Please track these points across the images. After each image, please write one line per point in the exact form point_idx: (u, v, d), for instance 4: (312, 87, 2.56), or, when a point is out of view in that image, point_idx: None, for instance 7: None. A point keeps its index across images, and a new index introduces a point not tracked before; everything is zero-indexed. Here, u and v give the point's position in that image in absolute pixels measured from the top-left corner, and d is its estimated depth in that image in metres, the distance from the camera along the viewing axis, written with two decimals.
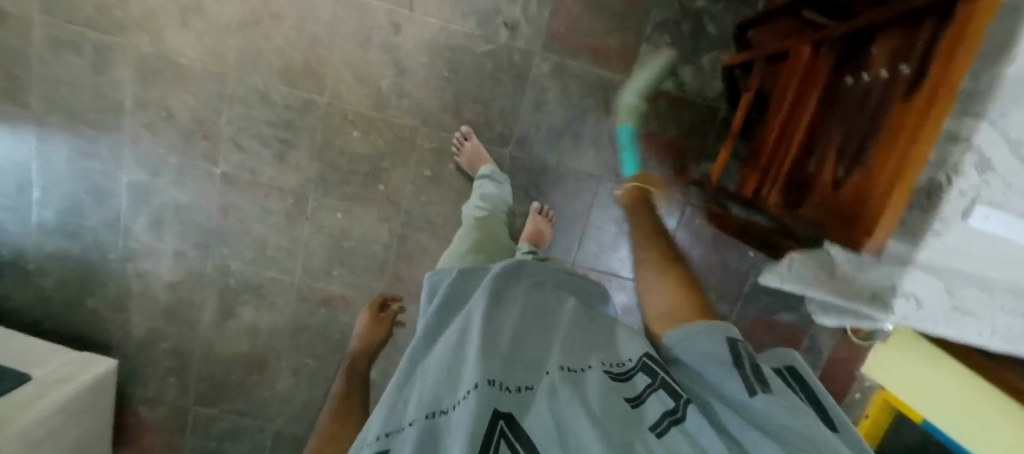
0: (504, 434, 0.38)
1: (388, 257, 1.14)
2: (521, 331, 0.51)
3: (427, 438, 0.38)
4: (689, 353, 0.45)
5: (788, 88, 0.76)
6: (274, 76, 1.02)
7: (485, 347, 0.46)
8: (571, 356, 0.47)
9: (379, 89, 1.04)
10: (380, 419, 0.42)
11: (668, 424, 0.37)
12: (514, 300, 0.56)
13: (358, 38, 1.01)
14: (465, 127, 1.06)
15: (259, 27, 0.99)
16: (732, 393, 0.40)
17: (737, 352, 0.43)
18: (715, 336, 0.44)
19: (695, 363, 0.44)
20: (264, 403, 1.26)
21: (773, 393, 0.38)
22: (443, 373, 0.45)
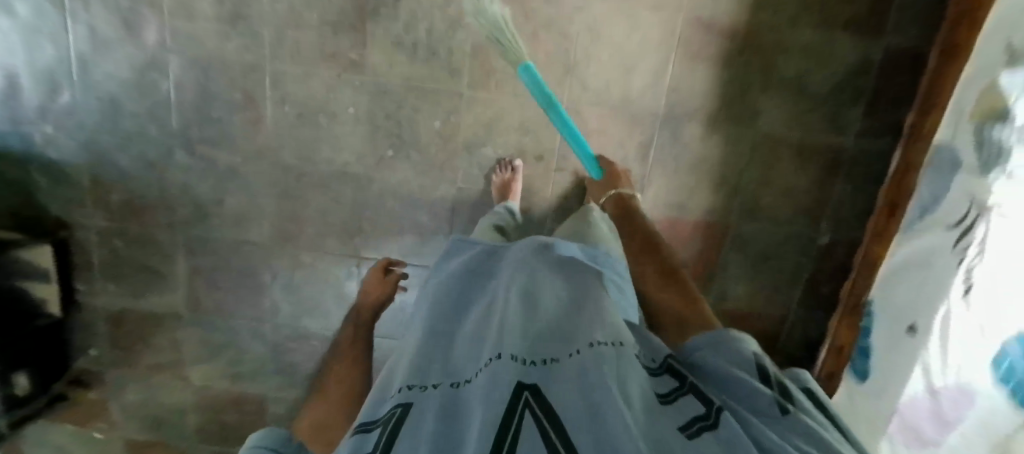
0: (529, 407, 0.29)
1: (317, 164, 1.08)
2: (555, 298, 0.44)
3: (443, 401, 0.33)
4: (711, 363, 0.43)
5: None
6: (479, 36, 1.00)
7: (507, 317, 0.40)
8: (603, 329, 0.38)
9: (482, 143, 1.07)
10: (406, 373, 0.38)
11: (700, 428, 0.31)
12: (546, 265, 0.49)
13: (525, 121, 1.06)
14: (517, 160, 1.08)
15: (523, 19, 0.99)
16: (757, 405, 0.36)
17: (761, 368, 0.41)
18: (733, 344, 0.44)
19: (723, 371, 0.41)
20: (89, 24, 0.98)
21: (804, 416, 0.35)
22: (468, 347, 0.40)
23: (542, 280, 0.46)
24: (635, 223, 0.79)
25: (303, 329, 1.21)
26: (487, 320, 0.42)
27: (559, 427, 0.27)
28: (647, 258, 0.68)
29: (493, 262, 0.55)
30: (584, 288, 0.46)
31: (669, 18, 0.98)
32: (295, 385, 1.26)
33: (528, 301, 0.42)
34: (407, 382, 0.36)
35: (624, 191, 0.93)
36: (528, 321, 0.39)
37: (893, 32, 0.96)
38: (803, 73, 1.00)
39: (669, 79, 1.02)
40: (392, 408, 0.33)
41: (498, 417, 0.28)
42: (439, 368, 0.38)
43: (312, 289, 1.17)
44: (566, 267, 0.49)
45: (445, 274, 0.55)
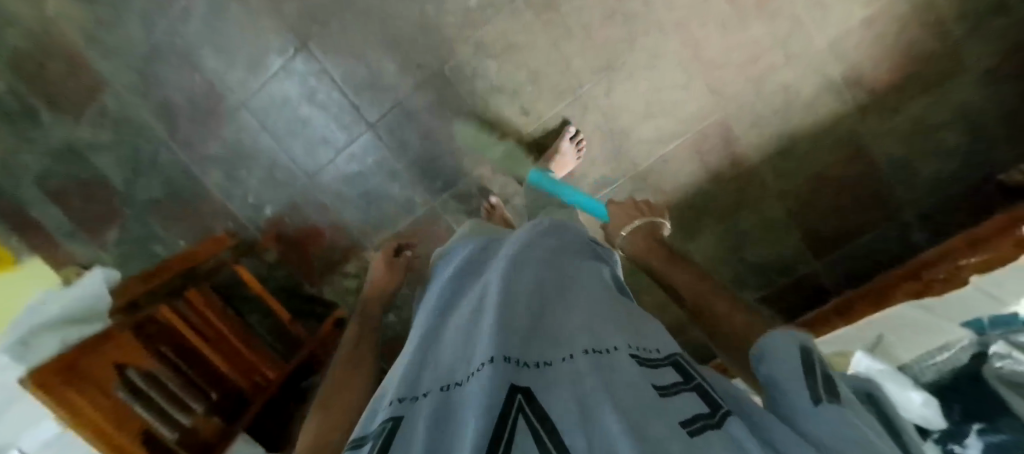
0: (522, 410, 0.27)
1: None
2: (537, 293, 0.43)
3: (437, 405, 0.30)
4: (767, 365, 0.34)
5: (246, 350, 0.93)
6: None
7: (498, 311, 0.38)
8: (589, 333, 0.37)
9: (490, 56, 1.00)
10: (401, 385, 0.34)
11: (703, 424, 0.27)
12: (532, 263, 0.48)
13: (542, 74, 0.99)
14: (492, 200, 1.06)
15: None
16: (793, 407, 0.29)
17: (806, 355, 0.32)
18: (788, 337, 0.35)
19: (769, 377, 0.33)
20: None
21: (855, 415, 0.27)
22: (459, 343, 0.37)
23: (524, 277, 0.45)
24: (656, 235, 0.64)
25: (195, 55, 1.04)
26: (477, 317, 0.40)
27: (552, 429, 0.26)
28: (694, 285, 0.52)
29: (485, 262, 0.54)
30: (572, 292, 0.45)
31: (710, 107, 0.99)
32: (142, 98, 1.08)
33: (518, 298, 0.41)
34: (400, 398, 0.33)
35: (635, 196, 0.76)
36: (516, 321, 0.38)
37: (821, 264, 1.08)
38: (749, 236, 1.08)
39: (667, 150, 1.03)
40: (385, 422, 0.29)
41: (489, 418, 0.25)
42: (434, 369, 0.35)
43: (236, 30, 1.02)
44: (551, 267, 0.49)
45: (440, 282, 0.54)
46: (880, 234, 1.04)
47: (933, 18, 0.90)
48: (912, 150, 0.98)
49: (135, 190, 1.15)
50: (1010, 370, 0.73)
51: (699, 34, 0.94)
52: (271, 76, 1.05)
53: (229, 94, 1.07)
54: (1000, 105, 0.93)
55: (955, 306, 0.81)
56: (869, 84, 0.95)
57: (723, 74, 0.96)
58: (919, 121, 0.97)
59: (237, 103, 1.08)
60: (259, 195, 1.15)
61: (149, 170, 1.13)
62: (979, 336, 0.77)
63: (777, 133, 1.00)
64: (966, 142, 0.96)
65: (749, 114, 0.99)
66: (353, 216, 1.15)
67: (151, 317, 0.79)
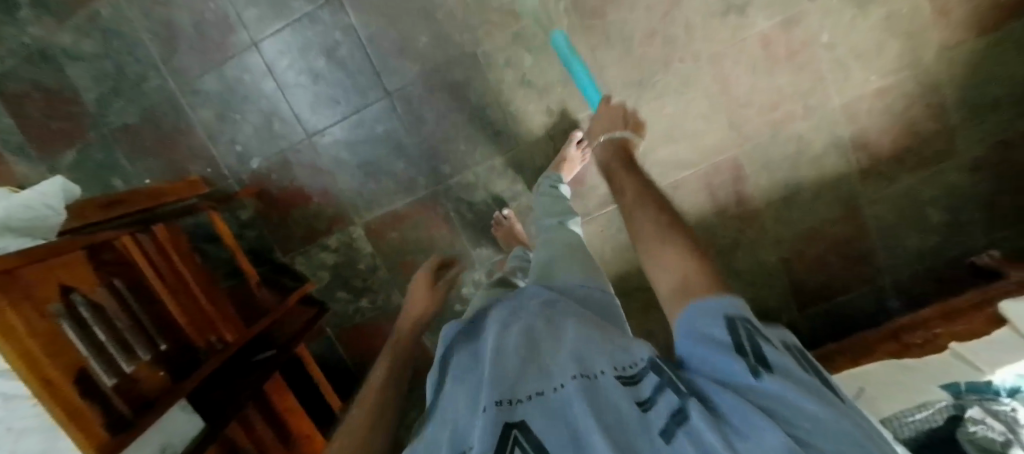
0: (515, 441, 0.30)
1: None
2: (524, 331, 0.42)
3: None
4: (698, 345, 0.33)
5: (205, 304, 0.82)
6: None
7: (487, 359, 0.38)
8: (575, 356, 0.36)
9: (526, 50, 0.98)
10: None
11: (675, 425, 0.28)
12: (519, 311, 0.48)
13: (574, 79, 0.99)
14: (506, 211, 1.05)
15: (657, 13, 0.94)
16: (736, 383, 0.30)
17: (736, 327, 0.32)
18: (720, 301, 0.34)
19: (699, 348, 0.33)
20: None
21: (795, 384, 0.28)
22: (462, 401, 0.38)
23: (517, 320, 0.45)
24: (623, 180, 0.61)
25: None
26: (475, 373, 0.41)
27: None
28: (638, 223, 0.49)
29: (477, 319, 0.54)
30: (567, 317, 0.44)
31: (729, 143, 1.01)
32: (143, 13, 0.99)
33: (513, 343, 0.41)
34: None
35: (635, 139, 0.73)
36: (508, 362, 0.38)
37: (801, 315, 1.11)
38: (740, 277, 1.09)
39: (679, 177, 1.03)
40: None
41: None
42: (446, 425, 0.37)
43: None
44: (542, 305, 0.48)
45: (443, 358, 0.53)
46: (859, 296, 1.09)
47: (937, 102, 0.97)
48: (899, 220, 1.04)
49: (108, 112, 1.03)
50: (981, 436, 0.74)
51: (730, 71, 0.96)
52: (293, 21, 0.99)
53: (242, 30, 1.00)
54: (976, 191, 1.02)
55: (937, 375, 0.85)
56: (874, 151, 1.00)
57: (746, 114, 0.99)
58: (910, 194, 1.03)
59: (248, 42, 1.00)
60: (248, 145, 1.05)
61: (130, 93, 1.03)
62: (956, 399, 0.80)
63: (785, 181, 1.03)
64: (945, 221, 1.04)
65: (762, 157, 1.02)
66: (346, 187, 1.08)
67: (109, 243, 0.69)
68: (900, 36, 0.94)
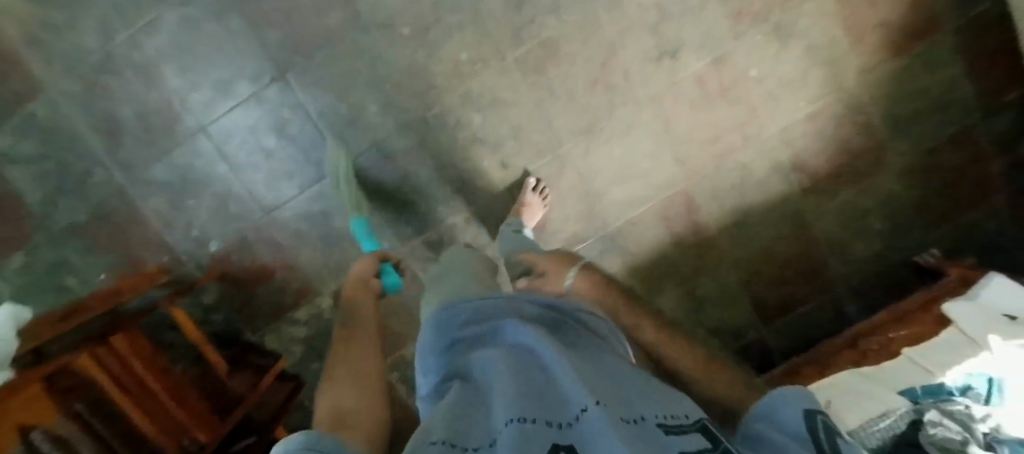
0: None
1: None
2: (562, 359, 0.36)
3: None
4: (777, 422, 0.36)
5: (173, 406, 0.80)
6: (559, 34, 0.97)
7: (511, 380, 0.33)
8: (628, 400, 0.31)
9: (475, 109, 1.01)
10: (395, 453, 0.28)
11: None
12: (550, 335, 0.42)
13: (525, 131, 1.02)
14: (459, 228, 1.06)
15: (596, 63, 0.99)
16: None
17: (815, 425, 0.33)
18: (801, 402, 0.36)
19: (776, 439, 0.34)
20: None
21: None
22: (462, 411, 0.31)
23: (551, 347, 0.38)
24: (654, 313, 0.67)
25: (156, 71, 0.97)
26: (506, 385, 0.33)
27: None
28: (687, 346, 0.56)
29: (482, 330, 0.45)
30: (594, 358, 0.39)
31: (677, 177, 1.06)
32: (84, 109, 0.97)
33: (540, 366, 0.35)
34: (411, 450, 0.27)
35: None
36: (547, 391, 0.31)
37: (768, 330, 1.16)
38: (706, 300, 1.13)
39: (636, 213, 1.08)
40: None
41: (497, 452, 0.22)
42: (438, 425, 0.30)
43: (207, 52, 0.96)
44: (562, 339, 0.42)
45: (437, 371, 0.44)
46: (818, 306, 1.14)
47: (864, 119, 1.04)
48: (846, 231, 1.10)
49: (54, 212, 1.00)
50: (940, 437, 0.77)
51: (671, 111, 1.02)
52: (240, 102, 0.99)
53: (188, 116, 0.99)
54: (912, 198, 1.09)
55: (893, 380, 0.90)
56: (812, 170, 1.07)
57: (690, 149, 1.04)
58: (852, 207, 1.09)
59: (195, 127, 1.00)
60: (205, 228, 1.04)
61: (77, 190, 1.00)
62: (915, 404, 0.84)
63: (734, 206, 1.09)
64: (887, 228, 1.10)
65: (710, 187, 1.07)
66: (310, 257, 1.08)
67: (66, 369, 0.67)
68: (821, 63, 1.00)
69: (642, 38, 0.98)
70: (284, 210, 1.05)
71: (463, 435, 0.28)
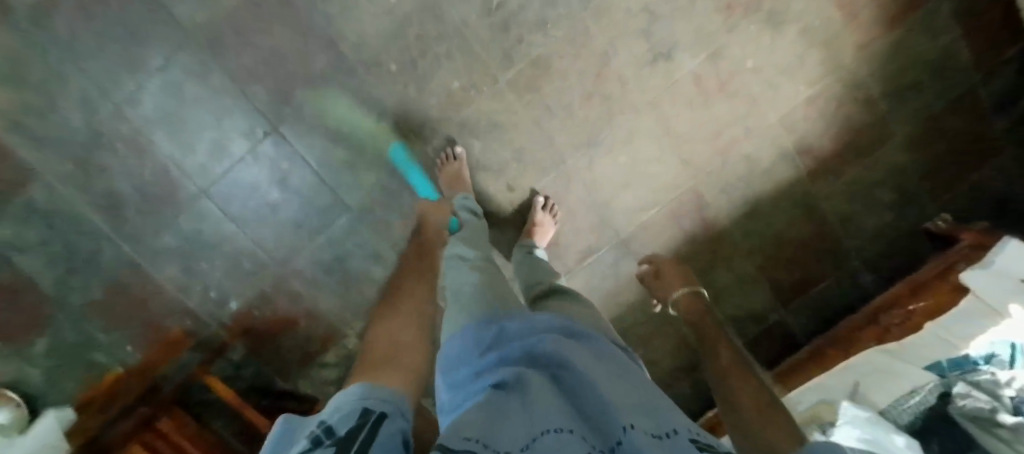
0: None
1: (314, 11, 0.90)
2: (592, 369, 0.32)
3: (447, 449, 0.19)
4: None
5: None
6: (549, 50, 0.96)
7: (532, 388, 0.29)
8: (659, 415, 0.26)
9: (474, 136, 1.00)
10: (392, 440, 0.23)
11: None
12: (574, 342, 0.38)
13: (526, 151, 1.02)
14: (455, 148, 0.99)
15: (591, 76, 0.98)
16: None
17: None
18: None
19: None
20: None
21: None
22: (487, 410, 0.26)
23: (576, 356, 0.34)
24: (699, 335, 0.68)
25: (148, 140, 0.95)
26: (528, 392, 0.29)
27: None
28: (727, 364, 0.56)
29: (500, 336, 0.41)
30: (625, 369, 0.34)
31: (683, 177, 1.06)
32: (81, 188, 0.96)
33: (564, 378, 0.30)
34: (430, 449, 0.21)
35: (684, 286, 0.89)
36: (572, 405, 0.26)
37: (788, 311, 1.17)
38: (724, 291, 1.15)
39: (646, 218, 1.09)
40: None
41: None
42: (456, 425, 0.25)
43: (196, 114, 0.94)
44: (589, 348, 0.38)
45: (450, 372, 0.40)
46: (835, 282, 1.15)
47: (865, 95, 1.03)
48: (856, 206, 1.11)
49: (70, 293, 1.00)
50: (970, 407, 0.86)
51: (669, 113, 1.01)
52: (238, 160, 0.98)
53: (188, 181, 0.98)
54: (919, 167, 1.08)
55: (917, 353, 0.93)
56: (817, 151, 1.07)
57: (692, 147, 1.04)
58: (860, 182, 1.09)
59: (196, 191, 0.99)
60: (223, 290, 1.04)
61: (88, 269, 1.00)
62: (942, 378, 0.91)
63: (742, 197, 1.09)
64: (896, 199, 1.10)
65: (716, 182, 1.08)
66: (329, 303, 1.08)
67: None
68: (817, 46, 0.99)
69: (634, 44, 0.96)
70: (298, 261, 1.05)
71: (490, 434, 0.23)
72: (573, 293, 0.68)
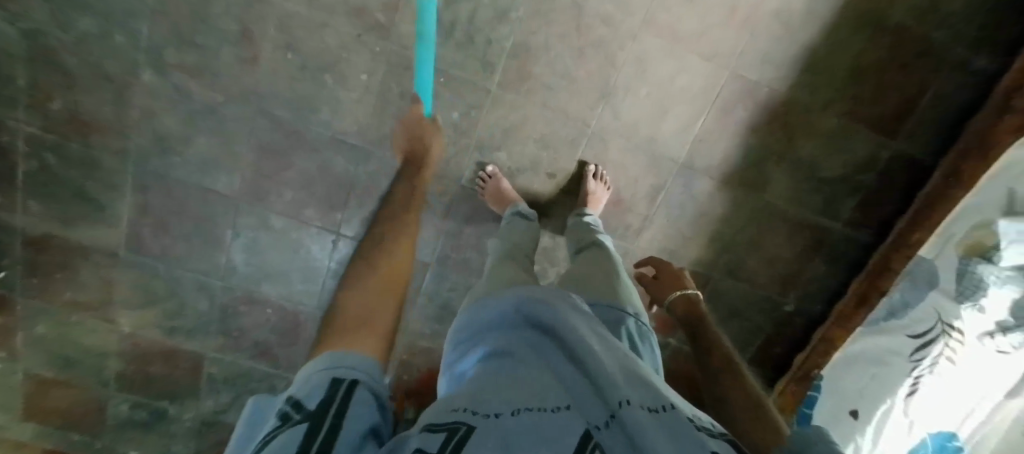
0: None
1: (311, 124, 0.97)
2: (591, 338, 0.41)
3: (490, 432, 0.29)
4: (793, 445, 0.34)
5: None
6: (521, 33, 0.92)
7: (538, 365, 0.39)
8: (642, 386, 0.35)
9: (496, 148, 1.01)
10: (434, 408, 0.34)
11: None
12: (574, 309, 0.47)
13: (549, 135, 1.00)
14: (490, 167, 1.01)
15: (572, 32, 0.92)
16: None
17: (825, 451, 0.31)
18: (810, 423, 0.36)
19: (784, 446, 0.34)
20: None
21: None
22: (507, 381, 0.36)
23: (577, 324, 0.43)
24: (702, 326, 0.72)
25: (259, 292, 1.10)
26: (537, 366, 0.38)
27: None
28: (726, 368, 0.59)
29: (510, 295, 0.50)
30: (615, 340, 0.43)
31: (716, 73, 0.97)
32: (237, 349, 1.15)
33: (569, 352, 0.39)
34: (435, 419, 0.32)
35: (691, 291, 0.84)
36: (574, 380, 0.37)
37: (901, 141, 1.03)
38: (817, 158, 1.04)
39: (697, 131, 1.01)
40: (454, 422, 0.30)
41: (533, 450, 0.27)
42: (476, 392, 0.35)
43: (279, 255, 1.07)
44: (586, 314, 0.47)
45: (467, 324, 0.50)
46: (942, 88, 0.99)
47: None
48: None
49: None
50: None
51: (670, 19, 0.92)
52: (326, 272, 1.10)
53: (302, 306, 1.13)
54: None
55: None
56: None
57: (711, 39, 0.95)
58: None
59: (312, 310, 1.13)
60: None
61: None
62: None
63: (793, 55, 0.96)
64: None
65: (755, 54, 0.96)
66: None
67: None
68: None
69: None
70: (413, 326, 1.16)
71: (479, 402, 0.33)
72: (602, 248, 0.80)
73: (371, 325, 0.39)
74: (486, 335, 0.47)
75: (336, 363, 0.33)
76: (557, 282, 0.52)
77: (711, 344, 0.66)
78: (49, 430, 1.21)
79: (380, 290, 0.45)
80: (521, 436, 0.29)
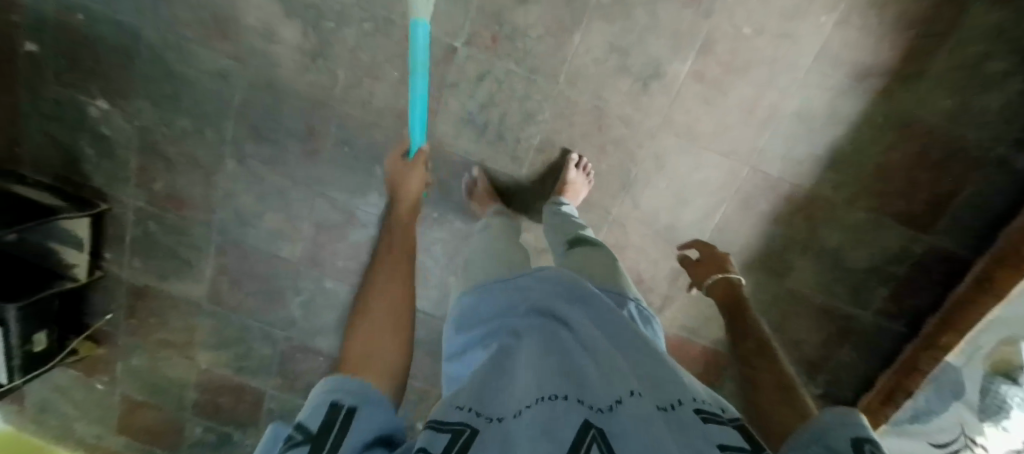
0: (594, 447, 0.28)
1: (360, 204, 1.10)
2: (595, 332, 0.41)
3: (490, 438, 0.31)
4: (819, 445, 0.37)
5: None
6: (547, 131, 1.00)
7: (543, 351, 0.39)
8: (648, 382, 0.35)
9: (524, 228, 1.09)
10: (446, 404, 0.36)
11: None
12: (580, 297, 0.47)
13: None
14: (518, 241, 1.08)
15: (594, 130, 1.00)
16: None
17: None
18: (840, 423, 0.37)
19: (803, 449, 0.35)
20: (169, 25, 0.97)
21: None
22: (512, 375, 0.37)
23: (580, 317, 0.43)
24: (744, 319, 0.70)
25: (312, 343, 1.25)
26: (541, 352, 0.39)
27: None
28: (759, 364, 0.58)
29: (513, 281, 0.50)
30: (620, 329, 0.43)
31: (736, 168, 1.00)
32: (292, 390, 1.30)
33: (580, 340, 0.40)
34: (441, 417, 0.34)
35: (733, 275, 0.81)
36: (579, 367, 0.37)
37: (936, 235, 1.01)
38: (843, 248, 1.04)
39: (718, 219, 1.05)
40: (459, 424, 0.33)
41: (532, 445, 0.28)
42: (479, 392, 0.36)
43: (329, 312, 1.21)
44: (590, 302, 0.47)
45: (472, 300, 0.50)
46: (982, 182, 0.96)
47: None
48: (963, 93, 0.91)
49: None
50: None
51: (688, 120, 0.97)
52: None
53: None
54: None
55: None
56: (880, 69, 0.91)
57: (731, 136, 0.98)
58: (953, 64, 0.90)
59: None
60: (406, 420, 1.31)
61: None
62: None
63: (815, 151, 0.98)
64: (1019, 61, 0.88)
65: (775, 150, 0.99)
66: None
67: None
68: None
69: (617, 84, 0.96)
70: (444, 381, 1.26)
71: (485, 403, 0.35)
72: (599, 243, 0.75)
73: (381, 361, 0.43)
74: (490, 318, 0.47)
75: (341, 389, 0.37)
76: (560, 267, 0.51)
77: (745, 339, 0.65)
78: (138, 444, 1.42)
79: (392, 322, 0.49)
80: (523, 431, 0.30)
